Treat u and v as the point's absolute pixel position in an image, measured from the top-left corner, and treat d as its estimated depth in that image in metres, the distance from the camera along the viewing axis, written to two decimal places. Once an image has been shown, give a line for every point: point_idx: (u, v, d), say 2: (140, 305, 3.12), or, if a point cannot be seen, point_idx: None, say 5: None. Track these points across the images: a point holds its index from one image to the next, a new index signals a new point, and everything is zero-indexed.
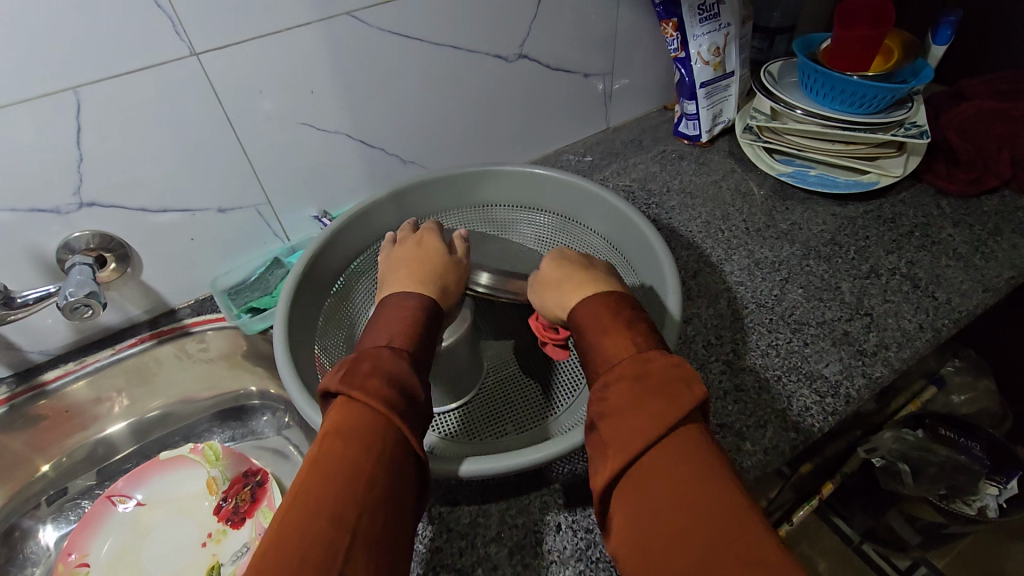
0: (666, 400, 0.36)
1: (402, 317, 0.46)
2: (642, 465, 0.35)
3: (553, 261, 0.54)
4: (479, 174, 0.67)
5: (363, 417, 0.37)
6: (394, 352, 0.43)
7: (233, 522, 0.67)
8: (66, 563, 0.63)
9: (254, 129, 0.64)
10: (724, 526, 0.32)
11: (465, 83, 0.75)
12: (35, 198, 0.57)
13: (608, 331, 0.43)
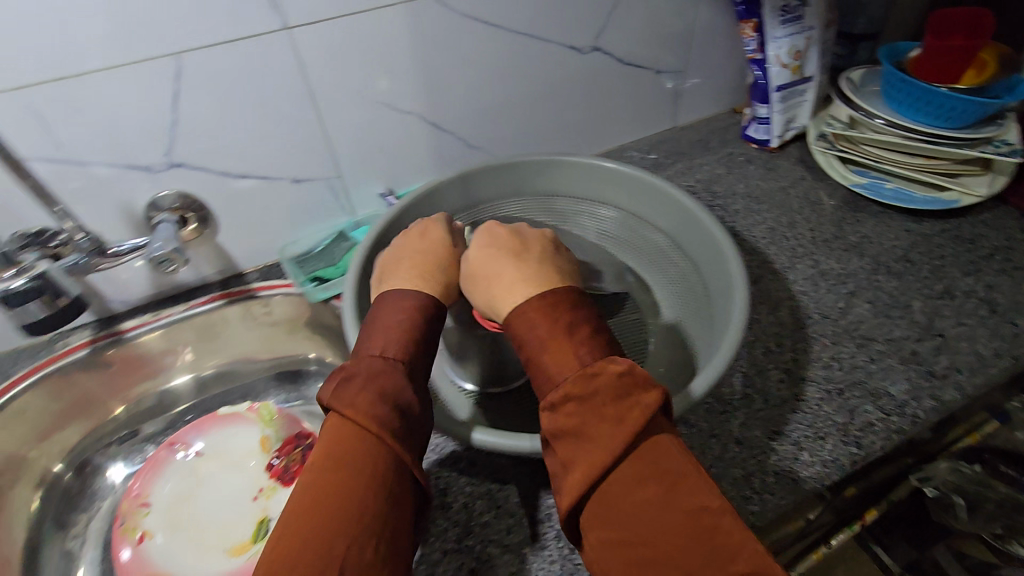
0: (620, 417, 0.39)
1: (397, 322, 0.48)
2: (613, 480, 0.38)
3: (483, 248, 0.54)
4: (546, 163, 0.68)
5: (354, 438, 0.40)
6: (391, 363, 0.45)
7: (284, 480, 0.69)
8: (130, 501, 0.67)
9: (333, 104, 0.66)
10: (707, 529, 0.35)
11: (537, 72, 0.75)
12: (132, 155, 0.60)
13: (548, 344, 0.43)
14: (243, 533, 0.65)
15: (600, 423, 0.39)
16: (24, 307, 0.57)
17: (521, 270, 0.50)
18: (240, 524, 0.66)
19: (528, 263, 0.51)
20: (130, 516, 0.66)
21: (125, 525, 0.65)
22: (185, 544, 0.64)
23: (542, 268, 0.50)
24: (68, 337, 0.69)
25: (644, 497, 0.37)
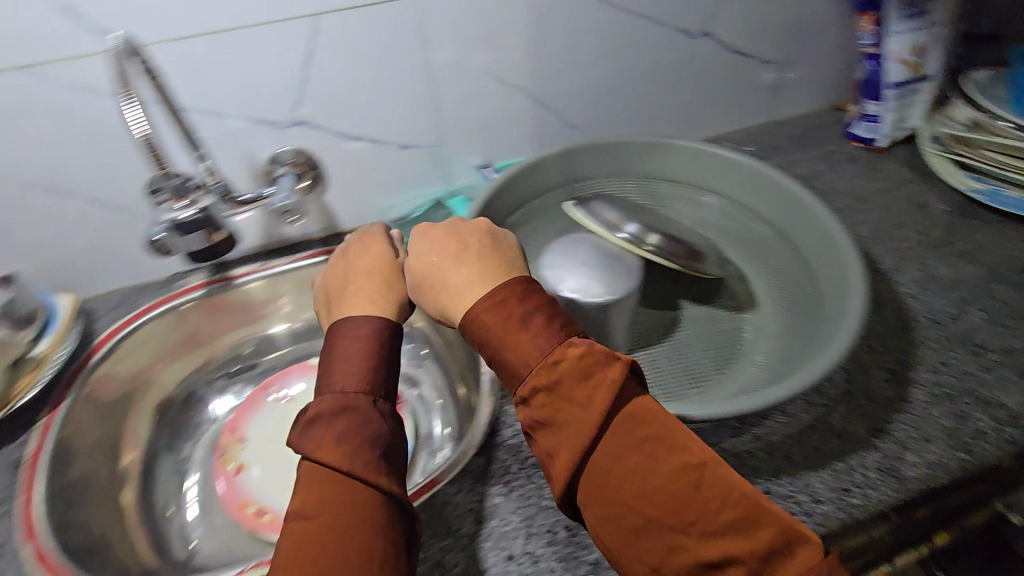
0: (586, 402, 0.39)
1: (362, 349, 0.48)
2: (593, 463, 0.38)
3: (419, 246, 0.52)
4: (654, 146, 0.68)
5: (325, 485, 0.39)
6: (358, 398, 0.45)
7: None
8: (229, 436, 0.71)
9: (446, 74, 0.68)
10: (699, 481, 0.37)
11: (643, 55, 0.75)
12: (262, 109, 0.63)
13: (505, 338, 0.42)
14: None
15: (569, 408, 0.40)
16: (182, 238, 0.58)
17: (461, 266, 0.48)
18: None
19: (466, 254, 0.49)
20: (230, 447, 0.70)
21: (224, 455, 0.69)
22: (273, 479, 0.66)
23: (483, 255, 0.48)
24: (186, 278, 0.74)
25: (623, 467, 0.38)
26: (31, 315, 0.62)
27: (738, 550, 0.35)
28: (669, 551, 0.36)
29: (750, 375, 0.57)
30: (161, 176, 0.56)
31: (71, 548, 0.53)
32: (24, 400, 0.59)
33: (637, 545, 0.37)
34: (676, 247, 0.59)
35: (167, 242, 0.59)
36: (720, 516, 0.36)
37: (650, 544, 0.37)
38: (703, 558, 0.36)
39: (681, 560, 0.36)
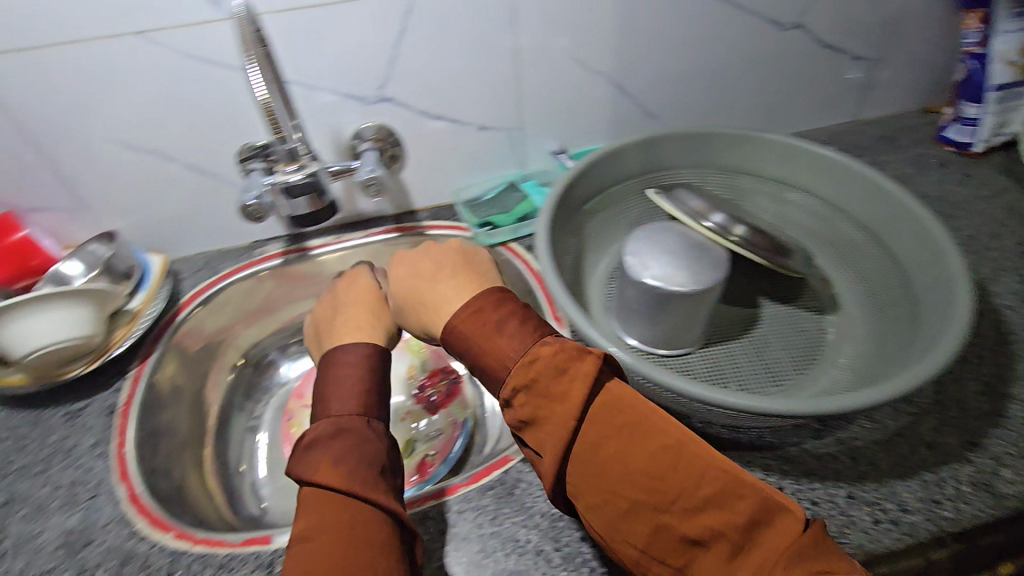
0: (566, 397, 0.43)
1: (355, 374, 0.51)
2: (578, 448, 0.42)
3: (401, 269, 0.57)
4: (739, 138, 0.66)
5: (331, 507, 0.41)
6: (352, 421, 0.47)
7: (428, 408, 0.74)
8: (296, 402, 0.74)
9: (531, 57, 0.67)
10: (676, 458, 0.40)
11: (731, 46, 0.73)
12: (351, 84, 0.64)
13: (487, 343, 0.47)
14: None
15: (555, 405, 0.43)
16: (291, 202, 0.61)
17: (441, 286, 0.53)
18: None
19: (447, 274, 0.54)
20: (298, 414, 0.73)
21: (291, 423, 0.72)
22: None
23: (464, 273, 0.54)
24: (264, 246, 0.76)
25: (606, 452, 0.42)
26: (130, 271, 0.65)
27: (716, 521, 0.37)
28: (657, 527, 0.39)
29: (833, 377, 0.56)
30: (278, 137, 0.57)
31: (159, 492, 0.55)
32: (117, 351, 0.62)
33: (626, 527, 0.40)
34: (760, 240, 0.57)
35: (281, 204, 0.61)
36: (699, 490, 0.38)
37: (638, 524, 0.40)
38: (687, 530, 0.38)
39: (667, 534, 0.39)
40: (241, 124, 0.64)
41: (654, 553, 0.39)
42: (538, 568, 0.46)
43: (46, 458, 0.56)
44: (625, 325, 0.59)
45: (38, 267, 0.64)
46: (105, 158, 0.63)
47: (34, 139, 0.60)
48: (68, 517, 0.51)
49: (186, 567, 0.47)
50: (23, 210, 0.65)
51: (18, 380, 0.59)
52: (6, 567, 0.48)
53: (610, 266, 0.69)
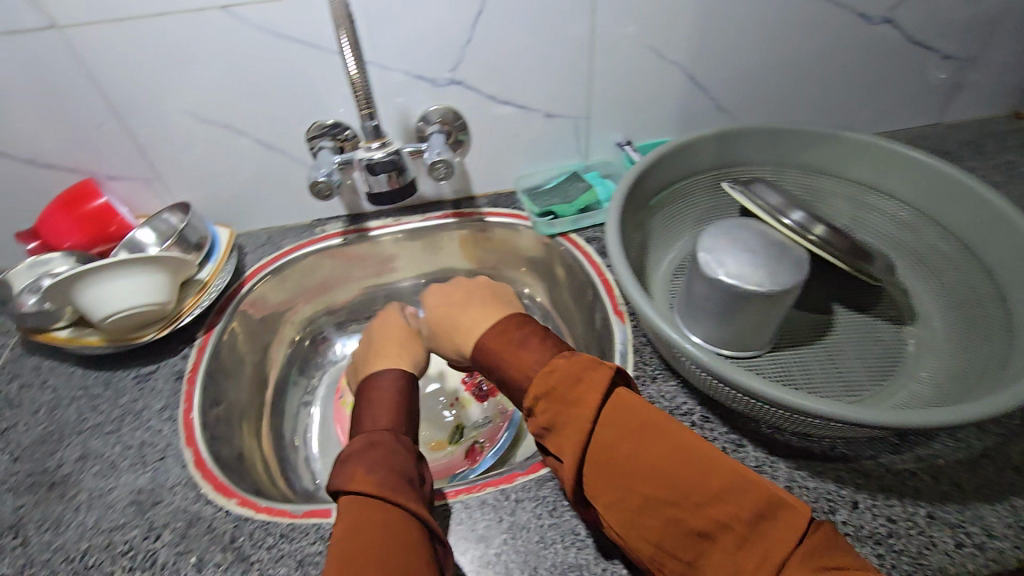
0: (580, 403, 0.43)
1: (388, 397, 0.53)
2: (591, 451, 0.42)
3: (435, 296, 0.61)
4: (820, 136, 0.64)
5: (370, 507, 0.40)
6: (387, 434, 0.48)
7: (478, 395, 0.74)
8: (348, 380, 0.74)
9: (605, 45, 0.66)
10: (682, 458, 0.39)
11: (814, 41, 0.69)
12: (423, 66, 0.64)
13: (513, 359, 0.49)
14: (441, 434, 0.70)
15: (571, 412, 0.43)
16: (374, 178, 0.58)
17: (469, 312, 0.57)
18: (441, 424, 0.71)
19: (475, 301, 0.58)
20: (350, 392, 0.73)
21: (342, 400, 0.72)
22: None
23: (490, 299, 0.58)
24: (325, 225, 0.77)
25: (617, 455, 0.41)
26: (201, 242, 0.66)
27: (723, 515, 0.36)
28: (664, 522, 0.38)
29: (911, 391, 0.54)
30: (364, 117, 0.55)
31: (222, 459, 0.57)
32: (187, 319, 0.63)
33: (637, 524, 0.40)
34: (843, 242, 0.55)
35: (364, 180, 0.59)
36: (705, 485, 0.38)
37: (647, 521, 0.39)
38: (693, 525, 0.37)
39: (675, 528, 0.38)
40: (313, 103, 0.65)
41: (665, 548, 0.38)
42: (599, 564, 0.45)
43: (117, 418, 0.57)
44: (691, 322, 0.58)
45: (116, 233, 0.65)
46: (181, 131, 0.65)
47: (117, 109, 0.62)
48: (138, 477, 0.53)
49: (249, 533, 0.48)
50: (102, 178, 0.68)
51: (93, 340, 0.61)
52: (80, 520, 0.50)
53: (675, 262, 0.68)
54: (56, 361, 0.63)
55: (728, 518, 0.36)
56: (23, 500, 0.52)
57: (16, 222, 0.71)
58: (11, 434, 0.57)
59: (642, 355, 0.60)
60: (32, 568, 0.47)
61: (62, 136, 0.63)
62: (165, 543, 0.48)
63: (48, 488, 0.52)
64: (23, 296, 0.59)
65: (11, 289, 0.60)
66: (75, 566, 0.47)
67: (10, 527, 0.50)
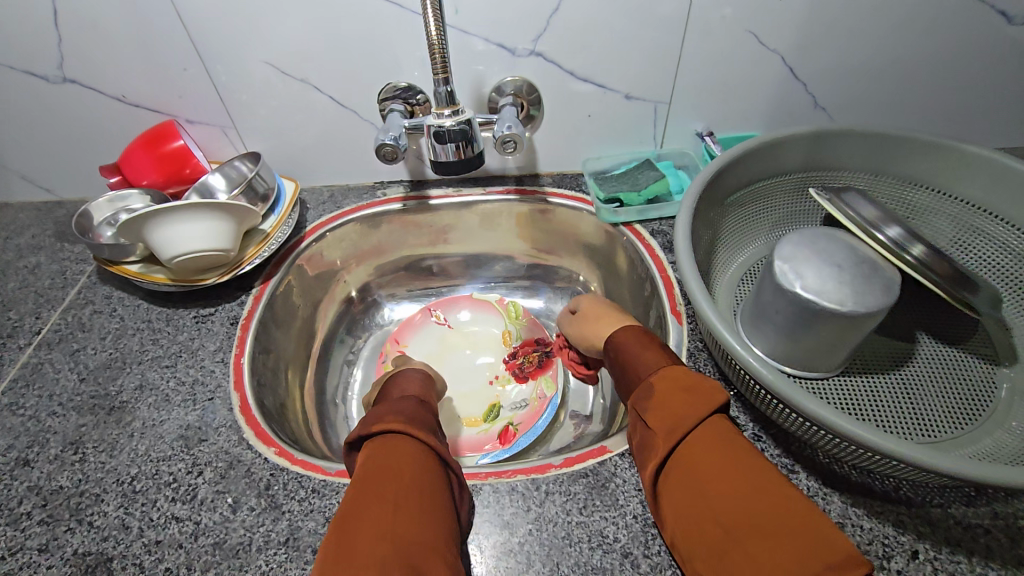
0: (699, 393, 0.43)
1: (412, 379, 0.55)
2: (694, 433, 0.41)
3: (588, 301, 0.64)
4: (931, 146, 0.57)
5: (400, 449, 0.41)
6: (410, 398, 0.49)
7: (517, 376, 0.73)
8: (393, 345, 0.75)
9: (703, 26, 0.61)
10: (770, 476, 0.38)
11: (940, 39, 0.62)
12: (505, 35, 0.61)
13: (646, 353, 0.49)
14: (476, 411, 0.69)
15: (685, 398, 0.43)
16: (441, 147, 0.56)
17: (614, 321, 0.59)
18: (478, 401, 0.71)
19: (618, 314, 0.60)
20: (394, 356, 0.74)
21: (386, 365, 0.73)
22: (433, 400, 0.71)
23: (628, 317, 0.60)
24: (386, 189, 0.77)
25: (715, 447, 0.40)
26: (267, 194, 0.67)
27: (792, 533, 0.35)
28: (726, 521, 0.37)
29: (995, 441, 0.49)
30: (439, 80, 0.54)
31: (266, 407, 0.58)
32: (247, 268, 0.65)
33: (698, 518, 0.38)
34: (942, 268, 0.49)
35: (430, 148, 0.57)
36: (782, 502, 0.36)
37: (708, 517, 0.38)
38: (758, 531, 0.35)
39: (735, 530, 0.36)
40: (389, 64, 0.64)
41: (715, 549, 0.37)
42: (623, 571, 0.43)
43: (175, 354, 0.60)
44: (755, 333, 0.54)
45: (190, 175, 0.67)
46: (258, 81, 0.65)
47: (201, 54, 0.63)
48: (187, 413, 0.55)
49: (284, 484, 0.49)
50: (182, 121, 0.70)
51: (160, 278, 0.63)
52: (133, 446, 0.53)
53: (744, 266, 0.64)
54: (126, 293, 0.67)
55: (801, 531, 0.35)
56: (85, 420, 0.55)
57: (102, 155, 0.74)
58: (81, 355, 0.61)
59: (696, 360, 0.57)
60: (87, 484, 0.50)
61: (149, 76, 0.65)
62: (206, 480, 0.50)
63: (108, 411, 0.55)
64: (101, 228, 0.67)
65: (91, 220, 0.66)
66: (124, 488, 0.50)
67: (71, 443, 0.53)
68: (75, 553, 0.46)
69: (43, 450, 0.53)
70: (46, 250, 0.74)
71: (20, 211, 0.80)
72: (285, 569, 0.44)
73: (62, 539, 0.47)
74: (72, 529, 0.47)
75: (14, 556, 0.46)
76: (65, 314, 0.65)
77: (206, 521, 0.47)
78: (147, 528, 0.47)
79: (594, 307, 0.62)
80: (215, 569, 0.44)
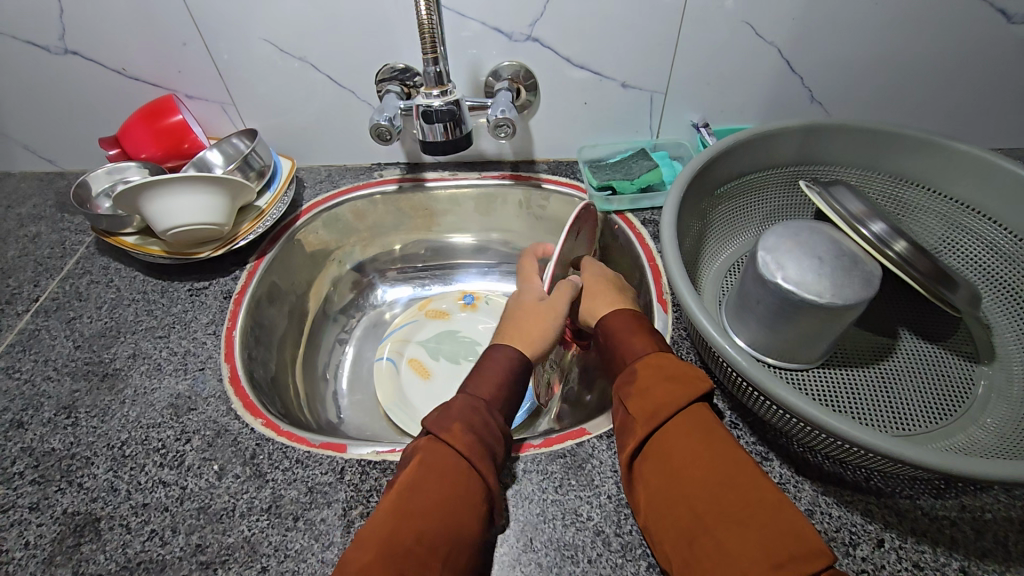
0: (685, 382, 0.44)
1: (501, 369, 0.50)
2: (677, 421, 0.42)
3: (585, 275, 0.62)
4: (922, 143, 0.57)
5: (443, 458, 0.41)
6: (484, 404, 0.46)
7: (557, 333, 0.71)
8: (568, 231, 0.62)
9: (701, 17, 0.61)
10: (746, 467, 0.39)
11: (938, 36, 0.62)
12: (502, 19, 0.62)
13: (634, 337, 0.50)
14: None
15: (665, 385, 0.44)
16: (429, 126, 0.57)
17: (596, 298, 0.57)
18: None
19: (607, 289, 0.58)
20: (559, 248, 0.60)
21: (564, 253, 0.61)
22: (437, 355, 0.74)
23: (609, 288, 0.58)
24: (383, 170, 0.78)
25: (695, 436, 0.41)
26: (262, 170, 0.68)
27: (757, 522, 0.35)
28: (697, 507, 0.38)
29: (969, 436, 0.50)
30: (428, 60, 0.54)
31: (255, 379, 0.59)
32: (241, 242, 0.66)
33: (671, 501, 0.39)
34: (924, 264, 0.50)
35: (417, 127, 0.58)
36: (748, 490, 0.37)
37: (681, 501, 0.39)
38: (729, 519, 0.36)
39: (706, 517, 0.37)
40: (386, 45, 0.64)
41: (685, 532, 0.38)
42: (594, 549, 0.44)
43: (168, 325, 0.61)
44: (738, 323, 0.55)
45: (188, 150, 0.68)
46: (257, 59, 0.66)
47: (201, 30, 0.63)
48: (178, 382, 0.56)
49: (268, 454, 0.50)
50: (182, 96, 0.70)
51: (155, 250, 0.65)
52: (124, 412, 0.54)
53: (731, 258, 0.65)
54: (123, 264, 0.68)
55: (778, 522, 0.35)
56: (79, 385, 0.56)
57: (103, 128, 0.75)
58: (77, 323, 0.62)
59: (679, 347, 0.58)
60: (78, 447, 0.51)
61: (149, 50, 0.65)
62: (194, 447, 0.51)
63: (101, 378, 0.57)
64: (100, 199, 0.68)
65: (89, 191, 0.67)
66: (113, 452, 0.51)
67: (64, 407, 0.55)
68: (65, 512, 0.47)
69: (37, 413, 0.54)
70: (46, 220, 0.75)
71: (22, 181, 0.81)
72: (266, 535, 0.45)
73: (52, 498, 0.48)
74: (62, 489, 0.49)
75: (7, 513, 0.48)
76: (63, 282, 0.67)
77: (192, 486, 0.48)
78: (134, 491, 0.48)
79: (590, 281, 0.60)
80: (198, 533, 0.46)
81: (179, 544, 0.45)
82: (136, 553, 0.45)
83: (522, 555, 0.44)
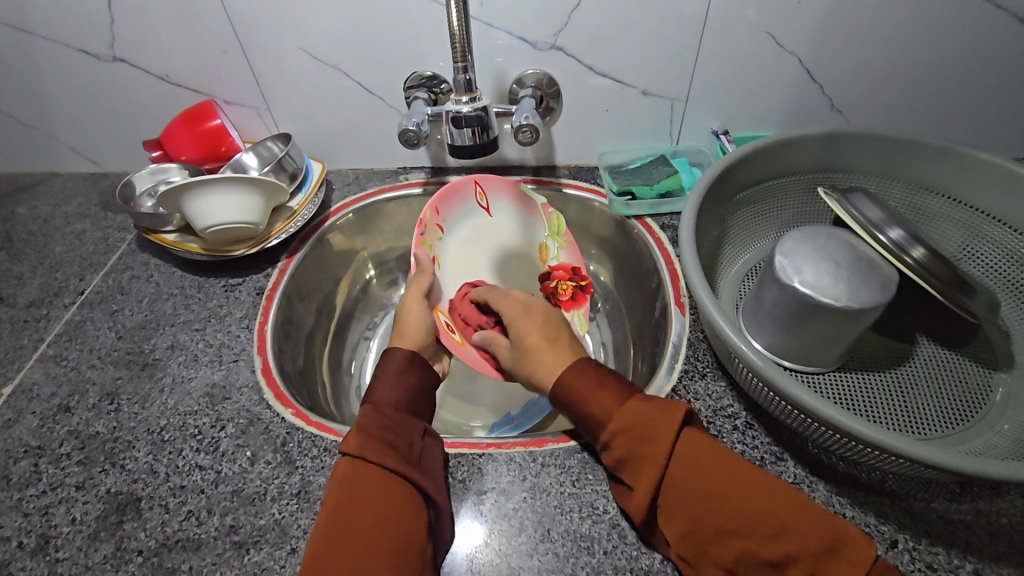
0: (653, 429, 0.43)
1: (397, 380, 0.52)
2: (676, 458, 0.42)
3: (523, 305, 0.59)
4: (943, 151, 0.57)
5: (377, 479, 0.42)
6: (376, 412, 0.48)
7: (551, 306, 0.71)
8: (434, 215, 0.68)
9: (722, 27, 0.62)
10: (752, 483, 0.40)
11: (960, 45, 0.62)
12: (529, 29, 0.64)
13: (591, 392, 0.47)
14: None
15: (643, 426, 0.43)
16: (457, 131, 0.59)
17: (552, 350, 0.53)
18: None
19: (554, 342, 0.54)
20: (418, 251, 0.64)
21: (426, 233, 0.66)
22: None
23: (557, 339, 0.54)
24: (408, 174, 0.81)
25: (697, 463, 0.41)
26: (295, 173, 0.71)
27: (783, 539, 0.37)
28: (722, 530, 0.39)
29: (986, 442, 0.50)
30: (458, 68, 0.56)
31: (285, 371, 0.62)
32: (274, 242, 0.69)
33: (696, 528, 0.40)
34: (943, 271, 0.50)
35: (447, 132, 0.60)
36: (764, 508, 0.38)
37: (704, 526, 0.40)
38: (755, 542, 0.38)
39: (728, 558, 0.39)
40: (415, 53, 0.67)
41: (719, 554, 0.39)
42: (610, 541, 0.45)
43: (204, 318, 0.64)
44: (755, 326, 0.56)
45: (225, 153, 0.71)
46: (291, 66, 0.69)
47: (240, 39, 0.67)
48: (214, 372, 0.59)
49: (298, 442, 0.53)
50: (219, 101, 0.74)
51: (194, 248, 0.68)
52: (163, 400, 0.57)
53: (748, 263, 0.66)
54: (162, 260, 0.71)
55: (796, 545, 0.37)
56: (121, 373, 0.59)
57: (145, 131, 0.79)
58: (119, 315, 0.65)
59: (696, 350, 0.59)
60: (121, 431, 0.54)
61: (191, 58, 0.69)
62: (228, 434, 0.54)
63: (141, 367, 0.60)
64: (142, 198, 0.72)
65: (133, 189, 0.72)
66: (153, 437, 0.54)
67: (107, 393, 0.58)
68: (108, 492, 0.50)
69: (82, 398, 0.58)
70: (91, 218, 0.79)
71: (69, 181, 0.85)
72: (296, 518, 0.48)
73: (96, 478, 0.51)
74: (106, 470, 0.52)
75: (54, 490, 0.51)
76: (106, 277, 0.70)
77: (226, 470, 0.51)
78: (173, 474, 0.51)
79: (529, 320, 0.57)
80: (232, 514, 0.48)
81: (213, 524, 0.48)
82: (173, 531, 0.47)
83: (540, 544, 0.46)
